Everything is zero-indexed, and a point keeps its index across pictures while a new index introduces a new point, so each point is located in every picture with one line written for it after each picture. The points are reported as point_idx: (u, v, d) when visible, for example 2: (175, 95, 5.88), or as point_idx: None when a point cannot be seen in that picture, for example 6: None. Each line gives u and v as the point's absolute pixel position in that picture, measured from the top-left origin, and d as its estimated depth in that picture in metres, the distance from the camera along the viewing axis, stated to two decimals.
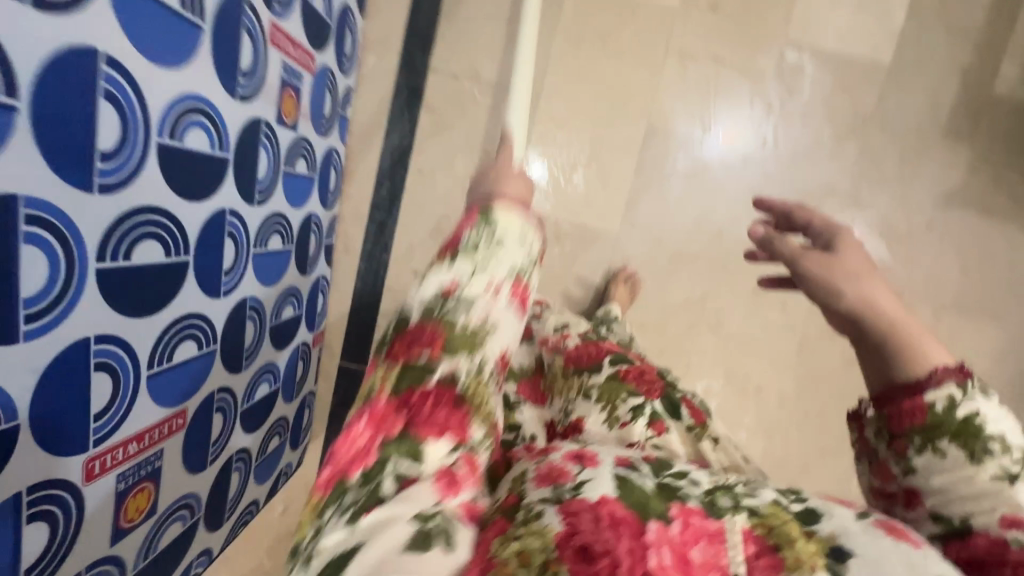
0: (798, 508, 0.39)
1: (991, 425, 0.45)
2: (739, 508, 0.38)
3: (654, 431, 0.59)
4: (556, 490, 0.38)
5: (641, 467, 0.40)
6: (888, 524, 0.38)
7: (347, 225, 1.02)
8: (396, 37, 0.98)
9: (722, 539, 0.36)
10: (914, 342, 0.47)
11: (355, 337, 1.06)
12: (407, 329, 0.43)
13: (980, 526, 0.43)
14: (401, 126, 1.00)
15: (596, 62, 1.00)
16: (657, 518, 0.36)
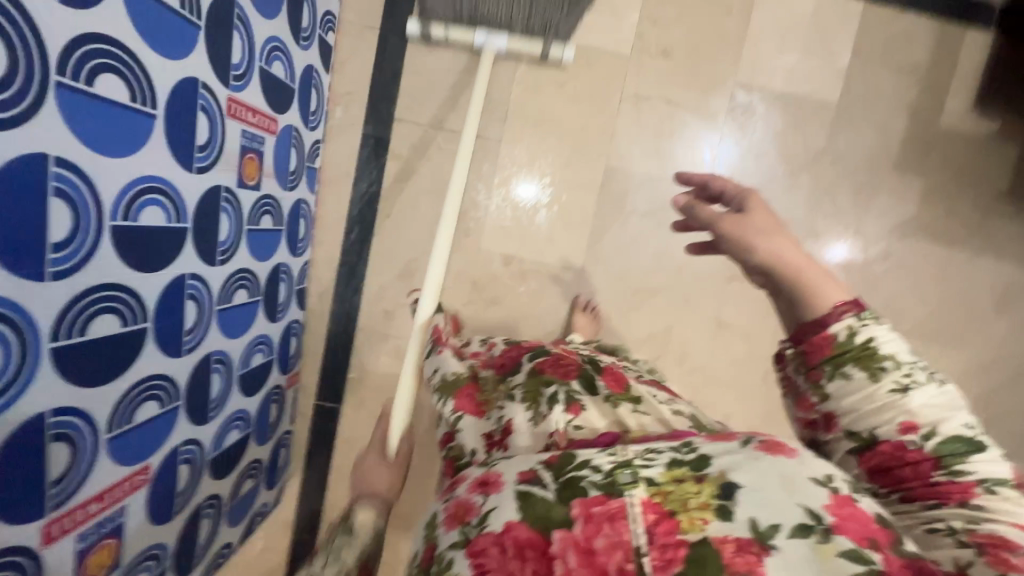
0: (691, 457, 0.43)
1: (887, 346, 0.48)
2: (637, 479, 0.43)
3: (574, 415, 0.59)
4: (464, 530, 0.45)
5: (544, 477, 0.45)
6: (768, 442, 0.43)
7: (318, 269, 1.06)
8: (361, 90, 1.02)
9: (623, 515, 0.41)
10: (814, 285, 0.50)
11: (329, 377, 1.09)
12: None
13: (886, 436, 0.46)
14: (369, 174, 1.04)
15: (555, 108, 1.04)
16: (558, 527, 0.42)
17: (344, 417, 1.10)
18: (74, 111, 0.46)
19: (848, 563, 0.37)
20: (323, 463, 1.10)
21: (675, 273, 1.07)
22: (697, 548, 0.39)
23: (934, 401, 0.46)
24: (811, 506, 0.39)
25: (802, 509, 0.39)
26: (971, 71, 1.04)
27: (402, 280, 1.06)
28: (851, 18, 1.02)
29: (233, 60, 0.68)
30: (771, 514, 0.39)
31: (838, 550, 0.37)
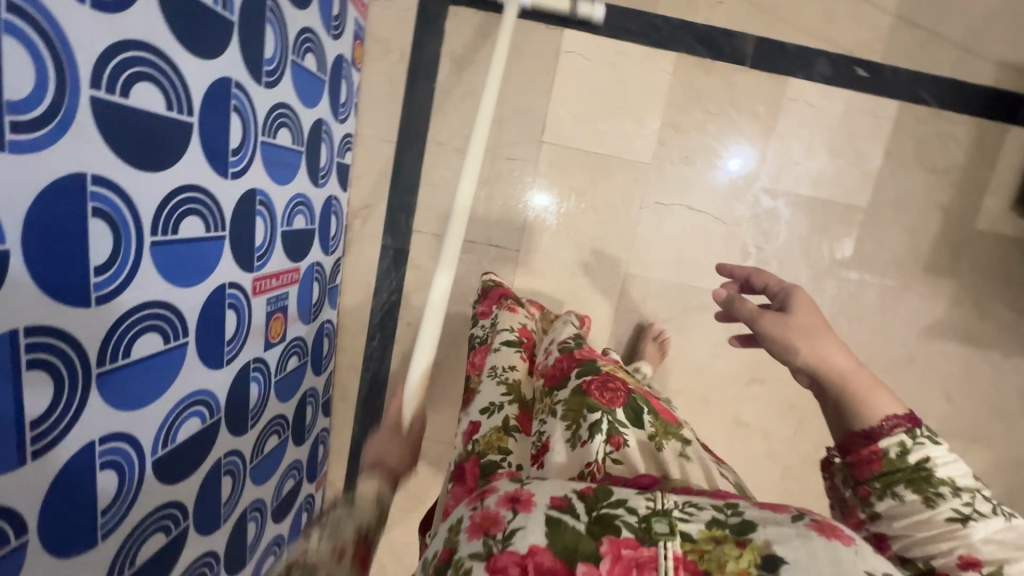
0: (734, 521, 0.38)
1: (943, 469, 0.44)
2: (674, 533, 0.37)
3: (613, 447, 0.53)
4: (488, 542, 0.39)
5: (576, 507, 0.40)
6: (820, 523, 0.36)
7: (343, 374, 1.09)
8: (379, 202, 1.02)
9: (654, 566, 0.36)
10: (863, 395, 0.47)
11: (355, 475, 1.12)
12: None
13: (943, 561, 0.41)
14: (389, 283, 1.05)
15: (572, 215, 1.02)
16: (585, 562, 0.37)
17: None
18: (114, 387, 0.48)
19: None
20: None
21: (695, 376, 1.07)
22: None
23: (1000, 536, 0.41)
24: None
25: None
26: (1011, 170, 0.99)
27: None
28: (884, 119, 0.98)
29: (257, 243, 0.69)
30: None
31: None
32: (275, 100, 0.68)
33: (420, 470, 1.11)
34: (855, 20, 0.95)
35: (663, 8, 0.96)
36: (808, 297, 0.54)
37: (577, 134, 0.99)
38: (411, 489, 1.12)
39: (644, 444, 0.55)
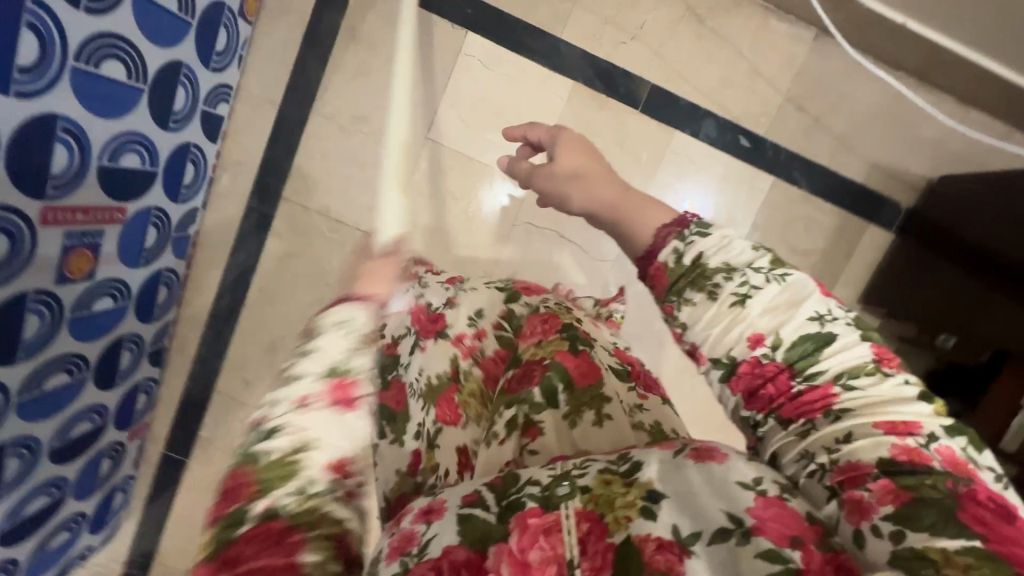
0: (623, 466, 0.38)
1: (716, 257, 0.42)
2: (576, 490, 0.37)
3: (529, 437, 0.49)
4: (404, 562, 0.35)
5: (487, 498, 0.38)
6: (698, 449, 0.37)
7: (184, 328, 1.06)
8: (251, 161, 1.00)
9: (559, 528, 0.35)
10: (632, 217, 0.48)
11: (181, 430, 1.10)
12: None
13: (741, 355, 0.40)
14: (248, 246, 1.03)
15: (442, 217, 1.02)
16: (497, 542, 0.35)
17: (190, 470, 1.12)
18: None
19: (762, 565, 0.31)
20: (163, 509, 1.13)
21: None
22: (626, 552, 0.33)
23: (774, 304, 0.40)
24: (733, 508, 0.33)
25: (723, 514, 0.33)
26: (863, 267, 1.04)
27: (266, 352, 1.06)
28: (756, 191, 1.01)
29: (55, 171, 0.65)
30: (697, 513, 0.34)
31: (758, 550, 0.31)
32: (102, 28, 0.65)
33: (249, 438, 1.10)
34: (747, 90, 0.98)
35: (567, 34, 0.96)
36: (572, 134, 0.60)
37: (463, 138, 0.99)
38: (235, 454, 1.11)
39: (557, 421, 0.51)
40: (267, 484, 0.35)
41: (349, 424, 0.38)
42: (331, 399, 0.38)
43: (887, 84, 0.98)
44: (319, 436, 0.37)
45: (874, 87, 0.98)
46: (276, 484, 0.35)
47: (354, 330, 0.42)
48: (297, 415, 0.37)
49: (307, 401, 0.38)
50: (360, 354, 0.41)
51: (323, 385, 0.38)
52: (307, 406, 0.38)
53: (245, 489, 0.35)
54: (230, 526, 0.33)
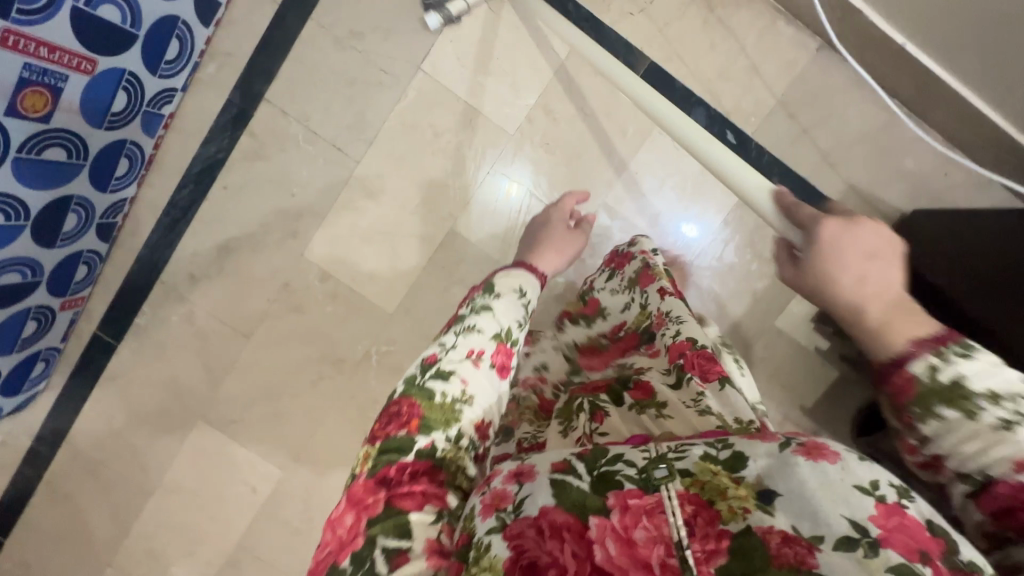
0: (725, 454, 0.43)
1: (981, 381, 0.41)
2: (673, 475, 0.42)
3: (597, 420, 0.63)
4: (501, 516, 0.43)
5: (577, 468, 0.44)
6: (807, 446, 0.40)
7: (141, 210, 1.04)
8: (241, 55, 0.99)
9: (661, 510, 0.40)
10: (850, 293, 0.49)
11: (115, 314, 1.08)
12: (410, 462, 0.54)
13: (1001, 475, 0.40)
14: (220, 141, 1.02)
15: (419, 151, 1.01)
16: (596, 513, 0.41)
17: (118, 356, 1.10)
18: None
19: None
20: (85, 390, 1.11)
21: None
22: (743, 536, 0.38)
23: None
24: (855, 518, 0.36)
25: (846, 520, 0.36)
26: None
27: (218, 251, 1.05)
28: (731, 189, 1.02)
29: None
30: (815, 515, 0.37)
31: (886, 564, 0.34)
32: None
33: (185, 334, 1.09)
34: (743, 87, 0.98)
35: None
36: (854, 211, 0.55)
37: (455, 76, 0.99)
38: (167, 347, 1.09)
39: (622, 411, 0.64)
40: (429, 414, 0.56)
41: (493, 378, 0.61)
42: (494, 360, 0.62)
43: (879, 111, 0.99)
44: (472, 387, 0.59)
45: (866, 111, 0.99)
46: (435, 416, 0.56)
47: (524, 302, 0.68)
48: (467, 366, 0.59)
49: (480, 356, 0.60)
50: (518, 329, 0.65)
51: (488, 345, 0.61)
52: (480, 361, 0.60)
53: (420, 408, 0.56)
54: (405, 444, 0.55)
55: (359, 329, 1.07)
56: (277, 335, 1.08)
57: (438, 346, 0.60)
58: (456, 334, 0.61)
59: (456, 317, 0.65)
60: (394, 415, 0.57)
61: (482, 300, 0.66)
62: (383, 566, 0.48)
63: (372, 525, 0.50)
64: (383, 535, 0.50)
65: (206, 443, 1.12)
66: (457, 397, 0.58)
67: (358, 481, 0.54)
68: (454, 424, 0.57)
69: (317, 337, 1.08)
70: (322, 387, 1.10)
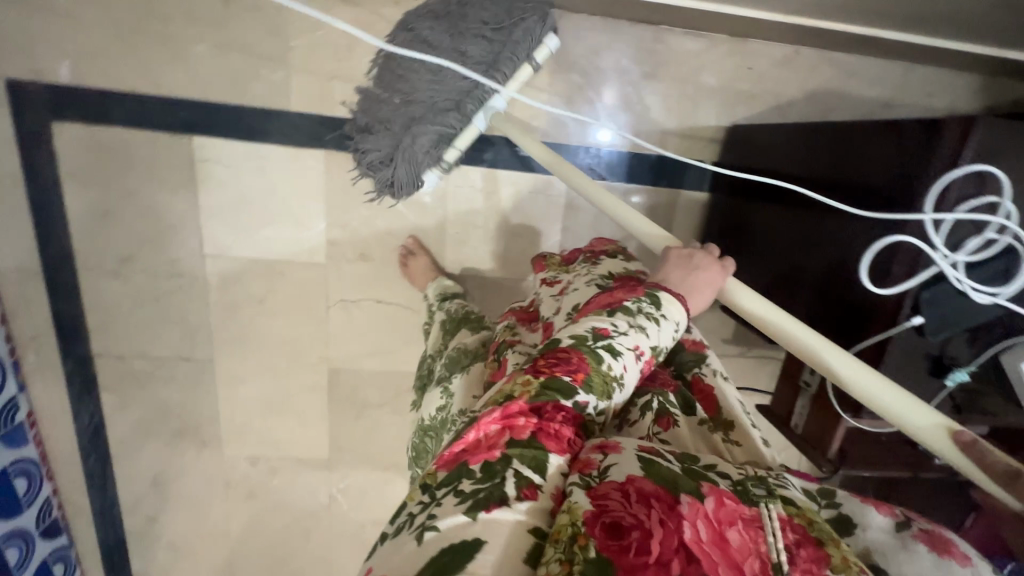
0: (831, 514, 0.48)
1: None
2: (773, 496, 0.46)
3: (661, 426, 0.61)
4: (584, 478, 0.46)
5: (666, 456, 0.49)
6: (930, 536, 0.45)
7: (69, 493, 1.09)
8: (47, 331, 0.97)
9: (759, 524, 0.43)
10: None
11: (113, 574, 1.16)
12: (560, 405, 0.51)
13: None
14: (87, 407, 1.03)
15: (257, 323, 1.00)
16: (689, 495, 0.44)
17: None
18: None
19: None
20: None
21: None
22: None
23: None
24: None
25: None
26: (688, 233, 1.01)
27: (154, 489, 1.10)
28: (556, 199, 0.97)
29: None
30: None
31: None
32: None
33: (177, 560, 1.16)
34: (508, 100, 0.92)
35: (298, 104, 0.88)
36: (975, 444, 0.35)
37: (243, 243, 0.95)
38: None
39: (693, 426, 0.64)
40: (594, 376, 0.54)
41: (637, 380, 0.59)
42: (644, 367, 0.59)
43: (655, 44, 0.90)
44: (627, 376, 0.57)
45: (640, 51, 0.91)
46: (596, 380, 0.54)
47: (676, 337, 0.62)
48: (631, 356, 0.57)
49: (641, 355, 0.58)
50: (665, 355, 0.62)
51: (650, 351, 0.59)
52: (640, 358, 0.58)
53: (589, 366, 0.54)
54: (569, 392, 0.52)
55: (311, 481, 1.13)
56: (249, 521, 1.15)
57: (610, 321, 0.58)
58: (630, 323, 0.58)
59: (619, 305, 0.60)
60: (562, 359, 0.54)
61: (649, 312, 0.60)
62: (514, 492, 0.44)
63: (513, 445, 0.47)
64: (520, 460, 0.46)
65: None
66: (613, 379, 0.56)
67: (517, 401, 0.50)
68: (606, 399, 0.55)
69: (282, 505, 1.14)
70: (313, 538, 1.17)
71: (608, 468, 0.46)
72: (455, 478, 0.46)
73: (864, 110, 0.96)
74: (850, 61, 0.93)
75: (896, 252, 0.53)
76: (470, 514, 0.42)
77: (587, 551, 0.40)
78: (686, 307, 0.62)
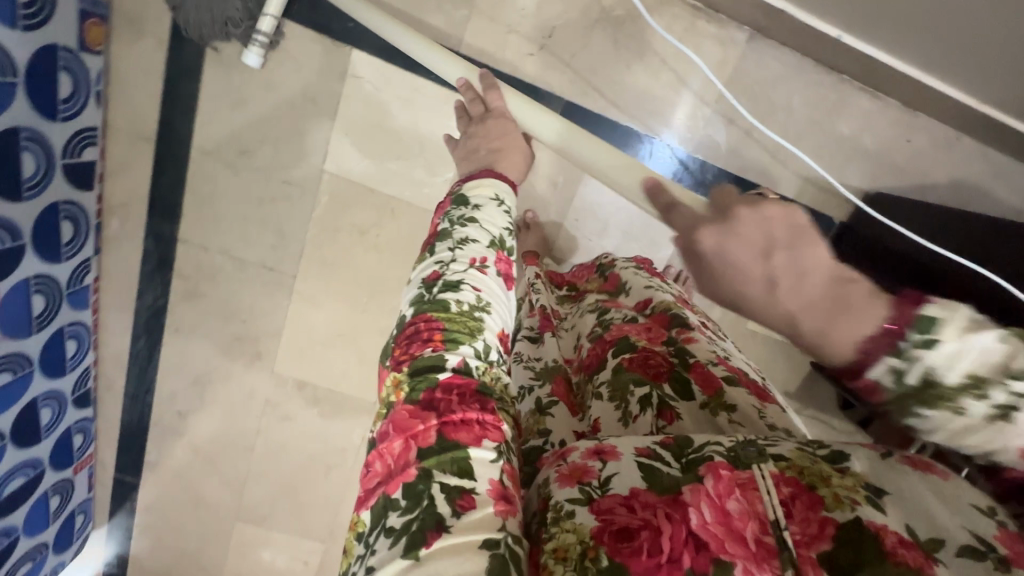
0: (824, 449, 0.40)
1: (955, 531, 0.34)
2: (765, 455, 0.40)
3: (665, 420, 0.55)
4: (584, 489, 0.40)
5: (664, 455, 0.42)
6: (912, 458, 0.39)
7: (108, 368, 1.06)
8: (138, 202, 0.93)
9: (755, 486, 0.38)
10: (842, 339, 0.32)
11: (125, 457, 1.14)
12: (439, 379, 0.46)
13: (990, 529, 0.33)
14: (154, 289, 1.00)
15: (351, 253, 0.97)
16: (687, 480, 0.39)
17: (142, 490, 1.17)
18: None
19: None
20: (127, 524, 1.19)
21: None
22: (848, 528, 0.35)
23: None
24: (978, 531, 0.33)
25: (968, 533, 0.33)
26: None
27: (194, 387, 1.07)
28: None
29: None
30: (928, 516, 0.35)
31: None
32: None
33: (193, 461, 1.14)
34: (670, 103, 0.89)
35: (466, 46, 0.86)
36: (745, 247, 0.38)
37: (365, 171, 0.92)
38: (182, 475, 1.16)
39: (694, 411, 0.57)
40: (449, 325, 0.50)
41: (501, 288, 0.56)
42: (498, 269, 0.57)
43: (826, 89, 0.89)
44: (484, 292, 0.53)
45: (809, 92, 0.89)
46: (456, 326, 0.50)
47: (507, 217, 0.62)
48: (472, 272, 0.54)
49: (483, 263, 0.55)
50: (511, 240, 0.60)
51: (489, 252, 0.56)
52: (484, 269, 0.55)
53: (441, 322, 0.50)
54: (437, 359, 0.47)
55: (349, 420, 1.11)
56: (276, 442, 1.13)
57: (435, 264, 0.55)
58: (453, 248, 0.55)
59: (437, 235, 0.58)
60: (415, 335, 0.49)
61: (463, 217, 0.59)
62: (448, 509, 0.39)
63: (425, 457, 0.42)
64: (441, 470, 0.41)
65: (248, 544, 1.20)
66: (475, 308, 0.51)
67: (397, 407, 0.46)
68: (482, 336, 0.50)
69: (313, 435, 1.13)
70: (333, 475, 1.16)
71: (597, 480, 0.40)
72: (381, 515, 0.41)
73: (1002, 214, 0.94)
74: (1003, 159, 0.93)
75: None
76: (409, 555, 0.37)
77: (599, 563, 0.36)
78: (502, 181, 0.65)
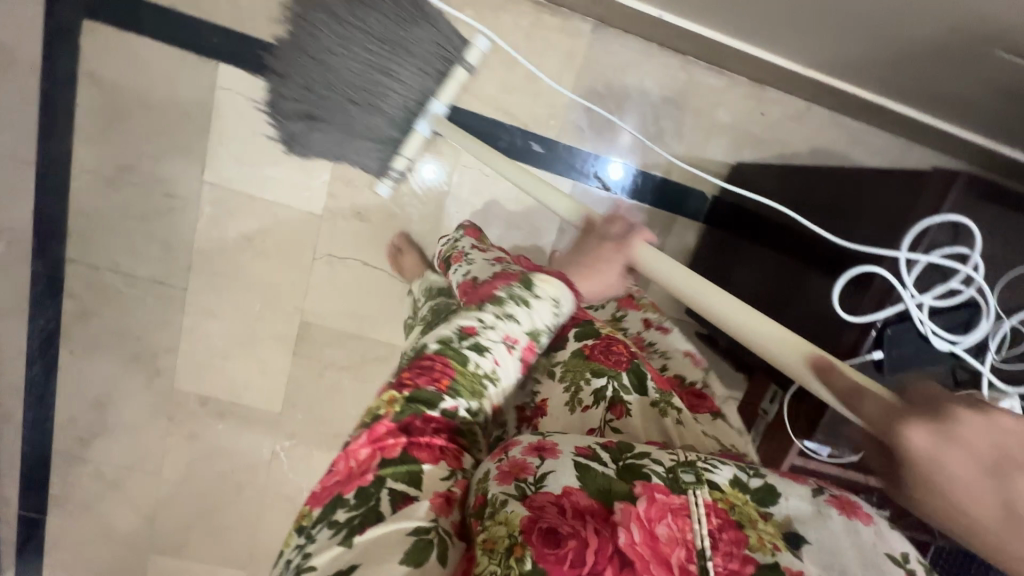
0: (756, 484, 0.41)
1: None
2: (701, 482, 0.40)
3: (614, 415, 0.56)
4: (519, 485, 0.40)
5: (602, 455, 0.42)
6: (840, 501, 0.40)
7: (4, 396, 1.04)
8: (23, 224, 0.95)
9: (687, 513, 0.38)
10: None
11: (28, 492, 1.10)
12: (428, 414, 0.48)
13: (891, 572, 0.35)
14: (46, 311, 1.00)
15: (241, 261, 0.99)
16: (621, 498, 0.38)
17: (51, 525, 1.12)
18: None
19: None
20: (36, 566, 1.14)
21: None
22: (767, 569, 0.35)
23: None
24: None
25: None
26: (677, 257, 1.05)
27: (95, 409, 1.06)
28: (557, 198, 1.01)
29: None
30: (840, 572, 0.35)
31: None
32: None
33: (101, 489, 1.11)
34: (530, 94, 0.94)
35: None
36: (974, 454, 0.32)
37: (244, 178, 0.95)
38: (89, 506, 1.12)
39: (644, 407, 0.58)
40: (460, 379, 0.51)
41: (517, 372, 0.56)
42: (523, 355, 0.56)
43: (674, 72, 0.95)
44: (502, 371, 0.54)
45: (660, 75, 0.95)
46: (463, 382, 0.51)
47: (557, 317, 0.58)
48: (501, 347, 0.54)
49: (514, 344, 0.55)
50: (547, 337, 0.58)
51: (524, 338, 0.56)
52: (513, 349, 0.55)
53: (453, 371, 0.51)
54: (435, 399, 0.49)
55: (256, 434, 1.10)
56: (184, 463, 1.10)
57: (477, 319, 0.54)
58: (497, 315, 0.55)
59: (489, 297, 0.57)
60: (427, 367, 0.51)
61: (519, 295, 0.57)
62: (388, 508, 0.42)
63: (385, 465, 0.44)
64: (394, 478, 0.43)
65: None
66: (485, 375, 0.53)
67: (383, 420, 0.47)
68: (475, 399, 0.52)
69: (221, 452, 1.10)
70: (246, 494, 1.12)
71: (532, 473, 0.40)
72: (329, 511, 0.43)
73: None
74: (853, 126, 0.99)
75: (870, 284, 0.58)
76: (343, 544, 0.39)
77: (523, 564, 0.35)
78: (570, 289, 0.59)
